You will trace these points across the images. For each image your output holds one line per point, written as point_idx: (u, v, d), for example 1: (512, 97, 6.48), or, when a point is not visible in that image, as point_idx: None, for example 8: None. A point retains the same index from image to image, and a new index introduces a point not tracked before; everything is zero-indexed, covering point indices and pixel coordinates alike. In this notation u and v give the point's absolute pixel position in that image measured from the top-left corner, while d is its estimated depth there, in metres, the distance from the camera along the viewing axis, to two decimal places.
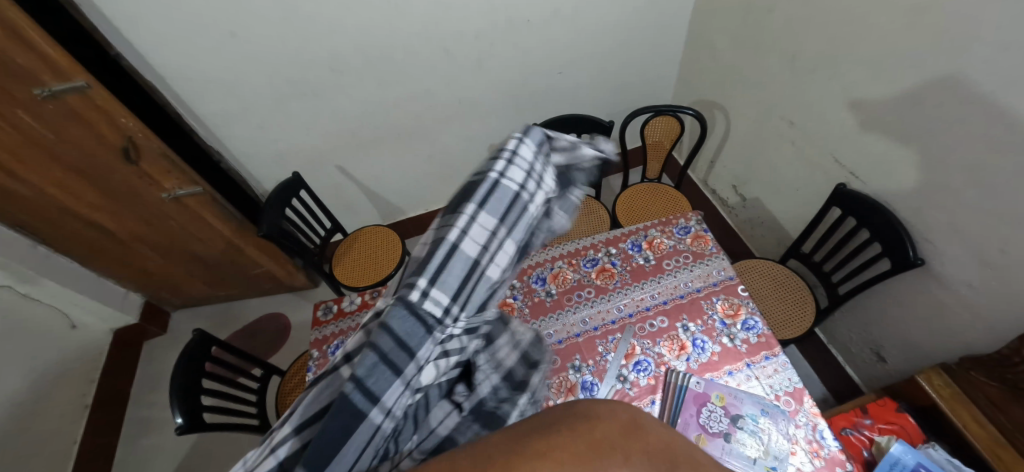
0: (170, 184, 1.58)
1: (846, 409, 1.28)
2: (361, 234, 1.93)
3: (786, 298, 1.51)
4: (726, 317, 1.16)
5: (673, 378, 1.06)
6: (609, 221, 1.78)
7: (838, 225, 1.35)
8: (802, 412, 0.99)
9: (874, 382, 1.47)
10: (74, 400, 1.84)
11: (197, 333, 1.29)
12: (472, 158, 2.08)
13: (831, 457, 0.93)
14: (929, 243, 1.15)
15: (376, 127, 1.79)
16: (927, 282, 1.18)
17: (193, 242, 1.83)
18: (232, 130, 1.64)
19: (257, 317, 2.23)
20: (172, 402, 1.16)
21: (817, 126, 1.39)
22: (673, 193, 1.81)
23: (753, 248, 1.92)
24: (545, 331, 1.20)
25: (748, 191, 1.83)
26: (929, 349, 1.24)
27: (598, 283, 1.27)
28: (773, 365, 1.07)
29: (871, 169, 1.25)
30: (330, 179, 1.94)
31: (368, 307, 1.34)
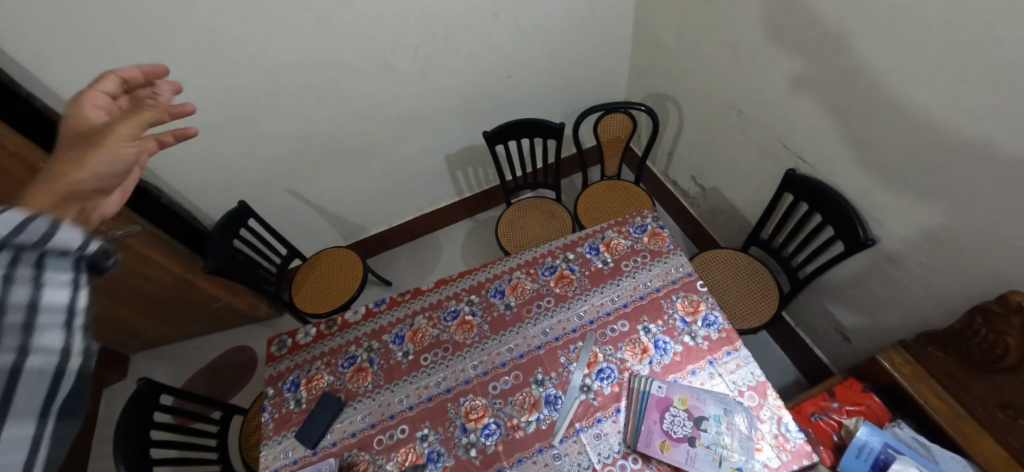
0: (106, 224, 1.49)
1: (816, 393, 1.27)
2: (319, 257, 1.87)
3: (749, 286, 1.51)
4: (687, 314, 1.14)
5: (637, 384, 1.03)
6: (571, 222, 1.76)
7: (792, 211, 1.35)
8: (766, 407, 0.98)
9: (841, 362, 1.48)
10: None
11: (143, 381, 1.21)
12: (429, 169, 2.04)
13: (797, 449, 0.92)
14: (878, 222, 1.15)
15: (324, 147, 1.73)
16: (880, 261, 1.18)
17: (141, 283, 1.74)
18: (168, 163, 1.57)
19: (222, 352, 2.15)
20: (114, 459, 1.07)
21: (763, 113, 1.39)
22: (633, 189, 1.80)
23: (717, 237, 1.92)
24: (505, 347, 1.16)
25: (706, 180, 1.83)
26: (888, 327, 1.25)
27: (558, 291, 1.24)
28: (735, 360, 1.06)
29: (819, 153, 1.25)
30: (282, 203, 1.87)
31: (323, 338, 1.28)
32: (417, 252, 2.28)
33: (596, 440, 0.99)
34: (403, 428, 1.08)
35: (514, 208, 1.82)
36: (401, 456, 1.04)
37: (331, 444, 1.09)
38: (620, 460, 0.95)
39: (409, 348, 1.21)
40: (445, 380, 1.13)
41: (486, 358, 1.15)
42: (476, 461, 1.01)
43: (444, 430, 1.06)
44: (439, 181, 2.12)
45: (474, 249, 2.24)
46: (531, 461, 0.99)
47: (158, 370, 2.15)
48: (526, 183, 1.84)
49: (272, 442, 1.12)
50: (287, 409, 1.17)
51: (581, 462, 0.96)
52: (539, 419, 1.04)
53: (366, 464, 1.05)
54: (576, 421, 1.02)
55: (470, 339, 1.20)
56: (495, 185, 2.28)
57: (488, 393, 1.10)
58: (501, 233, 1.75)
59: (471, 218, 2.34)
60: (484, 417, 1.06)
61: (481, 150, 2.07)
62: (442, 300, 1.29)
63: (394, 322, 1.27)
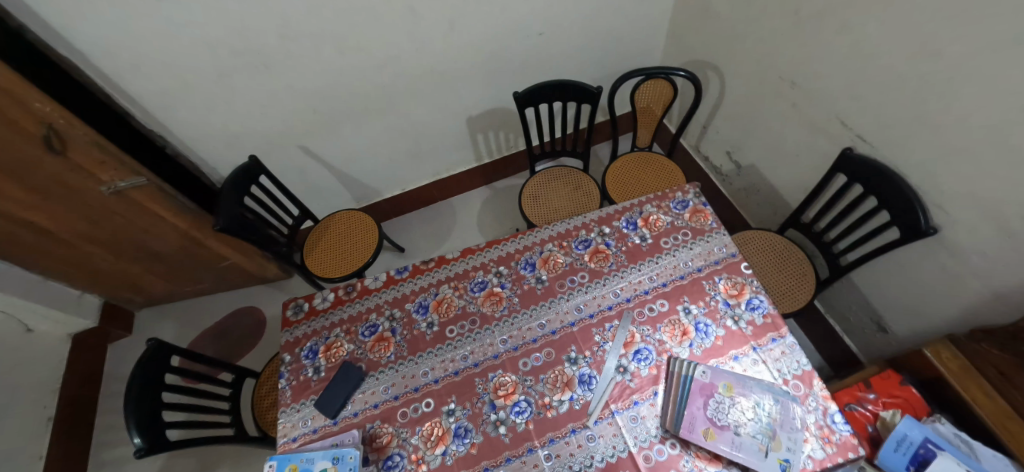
0: (107, 176, 1.40)
1: (849, 383, 1.24)
2: (333, 219, 1.79)
3: (785, 269, 1.45)
4: (730, 297, 1.08)
5: (677, 367, 0.99)
6: (599, 194, 1.67)
7: (843, 193, 1.26)
8: (812, 397, 0.93)
9: (873, 352, 1.44)
10: (35, 412, 1.70)
11: (152, 343, 1.16)
12: (449, 132, 1.93)
13: (844, 442, 0.88)
14: (941, 210, 1.07)
15: (340, 101, 1.62)
16: (937, 251, 1.12)
17: (146, 238, 1.67)
18: (174, 112, 1.46)
19: (231, 312, 2.12)
20: (126, 423, 1.03)
21: (821, 85, 1.28)
22: (666, 163, 1.70)
23: (747, 217, 1.85)
24: (536, 321, 1.11)
25: (743, 157, 1.74)
26: (932, 320, 1.20)
27: (592, 266, 1.17)
28: (780, 347, 1.00)
29: (882, 131, 1.15)
30: (294, 160, 1.77)
31: (342, 303, 1.22)
32: (432, 218, 2.19)
33: (632, 423, 0.95)
34: (428, 402, 1.04)
35: (540, 177, 1.73)
36: (427, 430, 1.00)
37: (353, 415, 1.04)
38: (658, 444, 0.92)
39: (434, 318, 1.16)
40: (473, 354, 1.08)
41: (516, 333, 1.10)
42: (506, 438, 0.97)
43: (472, 406, 1.02)
44: (458, 145, 2.01)
45: (490, 217, 2.15)
46: (563, 442, 0.95)
47: (165, 326, 2.12)
48: (553, 150, 1.73)
49: (290, 410, 1.08)
50: (305, 376, 1.12)
51: (616, 445, 0.93)
52: (572, 399, 1.00)
53: (389, 436, 1.01)
54: (611, 402, 0.98)
55: (498, 312, 1.14)
56: (516, 152, 2.17)
57: (519, 369, 1.05)
58: (525, 202, 1.67)
59: (489, 185, 2.25)
60: (514, 394, 1.02)
61: (504, 113, 1.95)
62: (469, 271, 1.22)
63: (418, 291, 1.21)
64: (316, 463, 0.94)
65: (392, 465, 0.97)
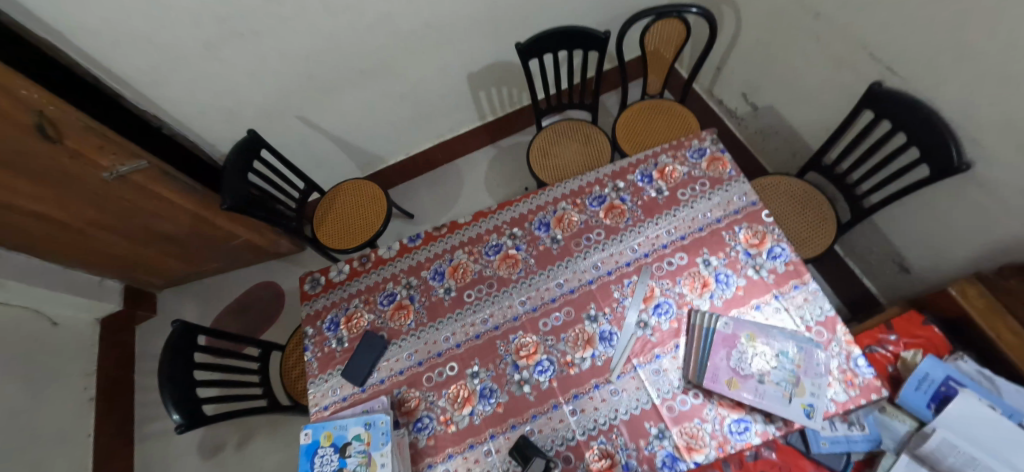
0: (108, 162, 1.37)
1: (870, 325, 1.23)
2: (340, 190, 1.76)
3: (805, 215, 1.41)
4: (751, 247, 1.06)
5: (698, 320, 0.98)
6: (610, 148, 1.61)
7: (869, 131, 1.19)
8: (835, 342, 0.93)
9: (893, 292, 1.42)
10: (76, 393, 1.79)
11: (177, 325, 1.18)
12: (449, 91, 1.85)
13: (867, 384, 0.88)
14: (976, 143, 1.00)
15: (333, 65, 1.54)
16: (968, 190, 1.05)
17: (156, 221, 1.67)
18: (163, 90, 1.40)
19: (249, 288, 2.15)
20: (164, 401, 1.08)
21: (850, 14, 1.18)
22: (679, 110, 1.62)
23: (764, 162, 1.78)
24: (553, 282, 1.10)
25: (761, 99, 1.65)
26: (957, 259, 1.16)
27: (608, 223, 1.15)
28: (803, 295, 0.99)
29: (915, 62, 1.06)
30: (293, 131, 1.72)
31: (359, 275, 1.22)
32: (439, 182, 2.15)
33: (655, 376, 0.96)
34: (452, 365, 1.06)
35: (548, 132, 1.67)
36: (453, 392, 1.03)
37: (380, 382, 1.07)
38: (681, 395, 0.93)
39: (451, 284, 1.15)
40: (493, 317, 1.09)
41: (534, 294, 1.09)
42: (531, 396, 0.99)
43: (495, 367, 1.04)
44: (460, 104, 1.93)
45: (498, 178, 2.11)
46: (587, 397, 0.97)
47: (187, 305, 2.17)
48: (560, 104, 1.66)
49: (318, 380, 1.11)
50: (329, 348, 1.14)
51: (639, 398, 0.95)
52: (594, 355, 1.01)
53: (417, 400, 1.04)
54: (633, 357, 0.99)
55: (515, 274, 1.13)
56: (521, 108, 2.08)
57: (539, 329, 1.05)
58: (534, 160, 1.62)
59: (494, 145, 2.18)
60: (536, 354, 1.03)
61: (506, 67, 1.86)
62: (482, 235, 1.20)
63: (433, 258, 1.20)
64: (350, 429, 0.97)
65: (422, 426, 1.01)
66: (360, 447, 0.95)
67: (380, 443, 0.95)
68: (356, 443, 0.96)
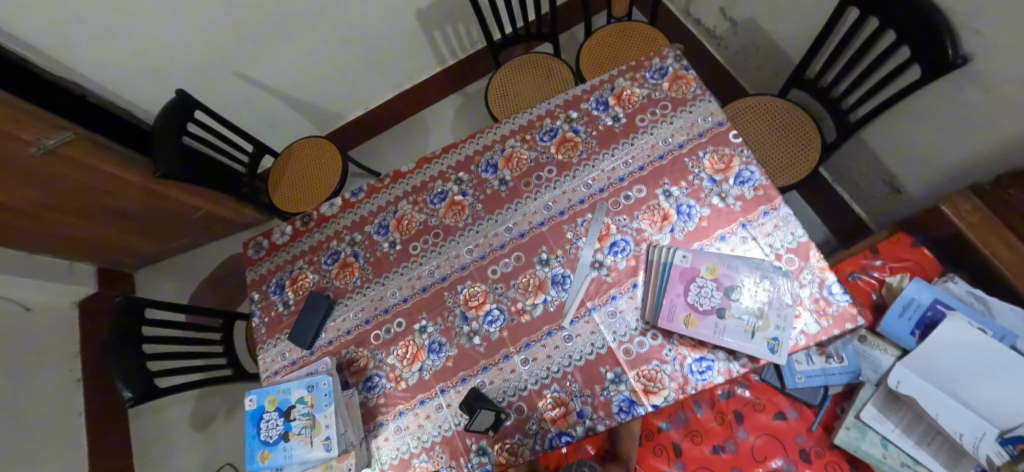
0: (32, 136, 1.26)
1: (855, 252, 1.13)
2: (292, 151, 1.66)
3: (785, 139, 1.28)
4: (716, 173, 0.95)
5: (656, 256, 0.90)
6: (573, 81, 1.47)
7: (855, 33, 1.04)
8: (807, 270, 0.84)
9: (883, 216, 1.31)
10: (62, 375, 1.81)
11: (121, 300, 1.15)
12: (399, 33, 1.69)
13: (840, 313, 0.80)
14: (975, 34, 0.85)
15: (259, 10, 1.38)
16: (966, 91, 0.92)
17: (106, 197, 1.60)
18: (75, 51, 1.28)
19: (222, 261, 2.11)
20: (113, 376, 1.06)
21: None
22: (648, 32, 1.46)
23: (746, 86, 1.63)
24: (502, 227, 1.01)
25: (739, 12, 1.47)
26: (952, 173, 1.04)
27: (560, 158, 1.04)
28: (773, 221, 0.89)
29: None
30: (234, 90, 1.60)
31: (301, 235, 1.15)
32: (403, 137, 2.03)
33: (610, 319, 0.89)
34: (399, 322, 1.00)
35: (506, 69, 1.52)
36: (401, 349, 0.98)
37: (327, 343, 1.03)
38: (638, 337, 0.87)
39: (396, 237, 1.07)
40: (439, 268, 1.01)
41: (483, 241, 1.01)
42: (481, 348, 0.93)
43: (443, 321, 0.97)
44: (414, 48, 1.78)
45: (465, 127, 1.98)
46: (539, 345, 0.91)
47: (164, 282, 2.14)
48: (516, 36, 1.50)
49: (267, 346, 1.07)
50: (276, 312, 1.09)
51: (594, 342, 0.88)
52: (546, 302, 0.94)
53: (366, 359, 0.99)
54: (587, 300, 0.91)
55: (462, 221, 1.04)
56: (482, 48, 1.91)
57: (488, 277, 0.98)
58: (492, 101, 1.49)
59: (458, 92, 2.03)
60: (486, 304, 0.96)
61: (460, 2, 1.68)
62: (427, 182, 1.10)
63: (376, 212, 1.11)
64: (293, 393, 0.93)
65: (372, 385, 0.97)
66: (304, 410, 0.91)
67: (323, 404, 0.90)
68: (299, 406, 0.91)
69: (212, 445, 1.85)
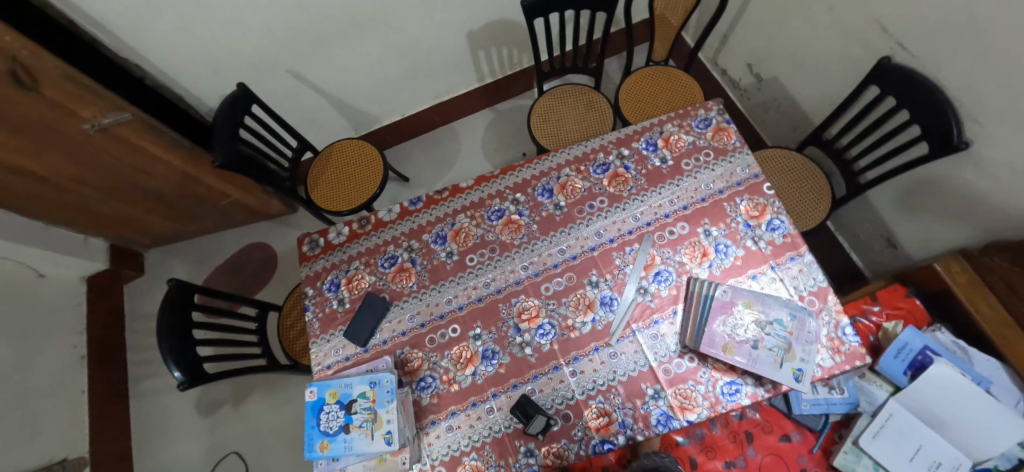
0: (89, 112, 1.29)
1: (855, 297, 1.28)
2: (334, 150, 1.71)
3: (801, 189, 1.43)
4: (751, 218, 1.07)
5: (697, 287, 1.01)
6: (612, 116, 1.58)
7: (873, 106, 1.18)
8: (826, 311, 0.97)
9: (878, 266, 1.49)
10: (67, 351, 1.78)
11: (173, 282, 1.16)
12: (447, 49, 1.78)
13: (852, 352, 0.93)
14: (976, 123, 1.01)
15: (326, 17, 1.45)
16: (964, 169, 1.07)
17: (142, 178, 1.61)
18: (144, 36, 1.31)
19: (240, 248, 2.12)
20: (165, 359, 1.08)
21: None
22: (683, 79, 1.59)
23: (764, 135, 1.79)
24: (556, 248, 1.11)
25: (766, 70, 1.63)
26: (945, 236, 1.20)
27: (611, 191, 1.15)
28: (798, 266, 1.02)
29: (926, 37, 1.05)
30: (284, 87, 1.65)
31: (358, 237, 1.21)
32: (434, 145, 2.10)
33: (652, 341, 0.99)
34: (454, 327, 1.08)
35: (550, 97, 1.63)
36: (456, 353, 1.05)
37: (382, 343, 1.09)
38: (677, 358, 0.97)
39: (453, 248, 1.15)
40: (495, 281, 1.10)
41: (537, 260, 1.10)
42: (532, 358, 1.02)
43: (497, 330, 1.06)
44: (459, 64, 1.87)
45: (495, 142, 2.07)
46: (587, 359, 1.00)
47: (176, 265, 2.13)
48: (563, 67, 1.60)
49: (320, 340, 1.12)
50: (331, 308, 1.15)
51: (637, 361, 0.98)
52: (595, 320, 1.03)
53: (420, 361, 1.06)
54: (632, 322, 1.02)
55: (518, 239, 1.13)
56: (520, 70, 2.02)
57: (542, 294, 1.07)
58: (535, 125, 1.59)
59: (491, 108, 2.12)
60: (538, 317, 1.05)
61: (508, 27, 1.78)
62: (485, 199, 1.19)
63: (434, 222, 1.19)
64: (355, 387, 1.00)
65: (425, 385, 1.04)
66: (366, 404, 0.98)
67: (385, 400, 0.97)
68: (361, 401, 0.98)
69: (216, 433, 1.84)
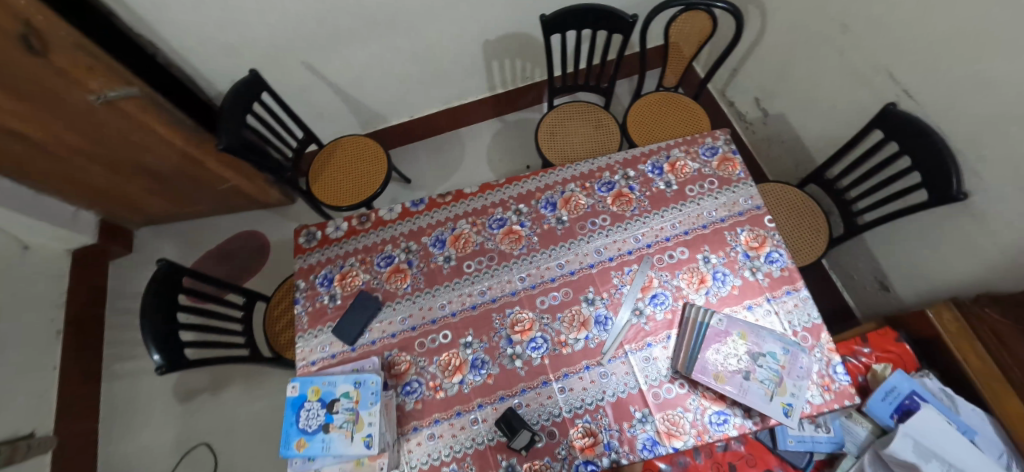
0: (96, 84, 1.27)
1: (847, 336, 1.28)
2: (339, 145, 1.71)
3: (800, 225, 1.44)
4: (750, 249, 1.08)
5: (692, 313, 1.01)
6: (620, 136, 1.60)
7: (876, 150, 1.21)
8: (819, 348, 0.97)
9: (869, 308, 1.51)
10: (43, 325, 1.73)
11: (162, 264, 1.13)
12: (463, 56, 1.79)
13: (842, 391, 0.93)
14: (976, 175, 1.03)
15: (345, 13, 1.46)
16: (962, 219, 1.09)
17: (143, 155, 1.59)
18: (161, 14, 1.31)
19: (233, 235, 2.09)
20: (145, 340, 1.05)
21: (874, 33, 1.18)
22: (692, 106, 1.61)
23: (765, 169, 1.81)
24: (554, 261, 1.11)
25: (772, 106, 1.67)
26: (938, 283, 1.22)
27: (614, 210, 1.15)
28: (794, 301, 1.02)
29: (931, 88, 1.07)
30: (297, 77, 1.65)
31: (356, 233, 1.20)
32: (440, 150, 2.10)
33: (644, 363, 0.99)
34: (445, 333, 1.06)
35: (559, 112, 1.64)
36: (444, 360, 1.03)
37: (370, 343, 1.07)
38: (667, 383, 0.96)
39: (451, 253, 1.14)
40: (491, 290, 1.09)
41: (535, 272, 1.10)
42: (522, 371, 1.01)
43: (489, 339, 1.04)
44: (472, 72, 1.89)
45: (501, 152, 2.07)
46: (577, 377, 0.99)
47: (166, 246, 2.09)
48: (575, 84, 1.62)
49: (307, 335, 1.10)
50: (321, 303, 1.13)
51: (628, 382, 0.97)
52: (588, 338, 1.03)
53: (407, 365, 1.04)
54: (626, 343, 1.01)
55: (517, 250, 1.13)
56: (532, 84, 2.05)
57: (537, 307, 1.06)
58: (543, 138, 1.60)
59: (500, 118, 2.14)
60: (531, 330, 1.04)
61: (525, 40, 1.81)
62: (488, 207, 1.19)
63: (435, 225, 1.18)
64: (339, 386, 0.97)
65: (410, 390, 1.01)
66: (348, 404, 0.95)
67: (369, 402, 0.95)
68: (344, 401, 0.96)
69: (188, 422, 1.79)
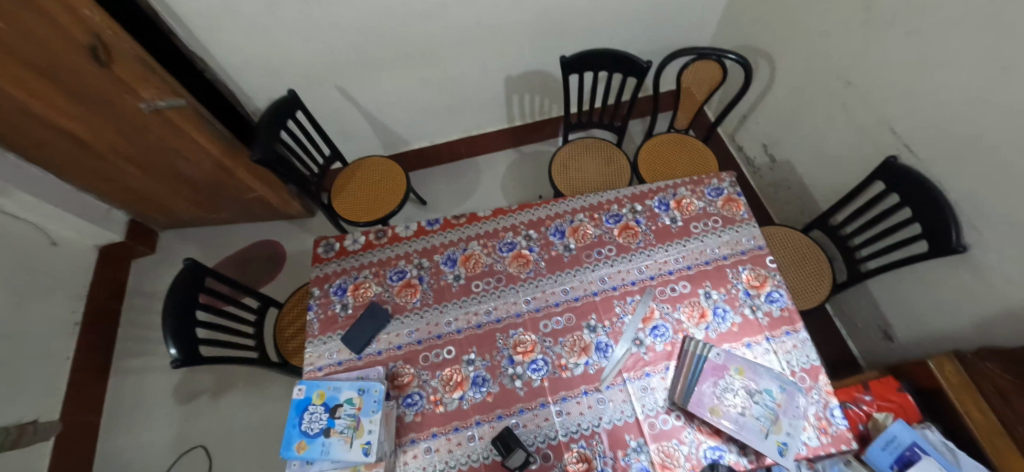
0: (149, 94, 1.39)
1: (848, 384, 1.28)
2: (363, 164, 1.80)
3: (803, 269, 1.46)
4: (751, 287, 1.11)
5: (691, 347, 1.03)
6: (630, 172, 1.67)
7: (878, 201, 1.25)
8: (816, 390, 0.98)
9: (873, 357, 1.50)
10: (63, 316, 1.80)
11: (188, 262, 1.21)
12: (485, 89, 1.91)
13: (838, 434, 0.93)
14: (974, 229, 1.06)
15: (380, 45, 1.58)
16: (962, 271, 1.11)
17: (180, 162, 1.69)
18: (215, 36, 1.44)
19: (253, 243, 2.17)
20: (165, 333, 1.10)
21: (876, 91, 1.25)
22: (701, 148, 1.68)
23: (772, 213, 1.85)
24: (559, 286, 1.15)
25: (780, 152, 1.73)
26: (941, 335, 1.23)
27: (620, 241, 1.20)
28: (793, 341, 1.04)
29: (930, 144, 1.12)
30: (330, 99, 1.76)
31: (373, 247, 1.26)
32: (457, 174, 2.19)
33: (642, 392, 1.00)
34: (449, 349, 1.09)
35: (573, 146, 1.72)
36: (446, 375, 1.06)
37: (377, 353, 1.11)
38: (663, 414, 0.98)
39: (461, 272, 1.19)
40: (496, 310, 1.13)
41: (540, 295, 1.14)
42: (521, 391, 1.03)
43: (491, 358, 1.07)
44: (493, 104, 2.00)
45: (515, 180, 2.15)
46: (575, 401, 1.01)
47: (187, 249, 2.18)
48: (590, 121, 1.70)
49: (317, 341, 1.14)
50: (333, 312, 1.17)
51: (624, 410, 0.99)
52: (588, 363, 1.05)
53: (410, 377, 1.07)
54: (624, 371, 1.03)
55: (525, 273, 1.17)
56: (549, 118, 2.15)
57: (540, 330, 1.10)
58: (556, 170, 1.68)
59: (516, 148, 2.23)
60: (533, 352, 1.07)
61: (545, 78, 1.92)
62: (499, 230, 1.24)
63: (447, 244, 1.24)
64: (343, 392, 1.00)
65: (411, 402, 1.04)
66: (350, 411, 0.98)
67: (370, 410, 0.97)
68: (347, 406, 0.98)
69: (188, 423, 1.81)
